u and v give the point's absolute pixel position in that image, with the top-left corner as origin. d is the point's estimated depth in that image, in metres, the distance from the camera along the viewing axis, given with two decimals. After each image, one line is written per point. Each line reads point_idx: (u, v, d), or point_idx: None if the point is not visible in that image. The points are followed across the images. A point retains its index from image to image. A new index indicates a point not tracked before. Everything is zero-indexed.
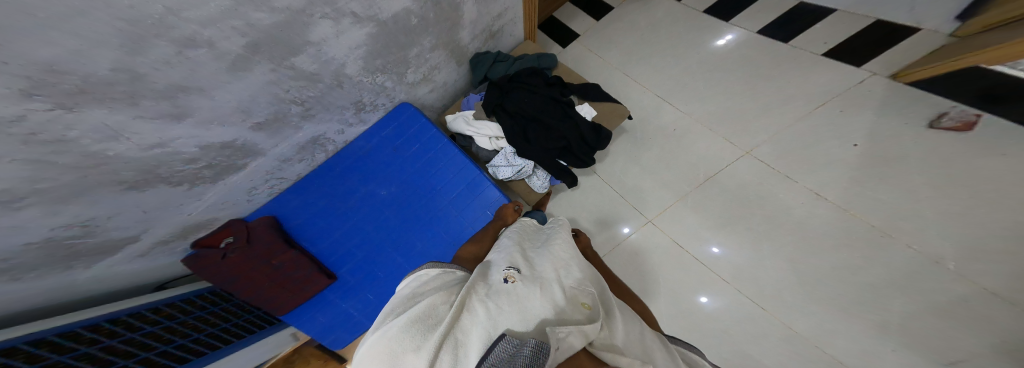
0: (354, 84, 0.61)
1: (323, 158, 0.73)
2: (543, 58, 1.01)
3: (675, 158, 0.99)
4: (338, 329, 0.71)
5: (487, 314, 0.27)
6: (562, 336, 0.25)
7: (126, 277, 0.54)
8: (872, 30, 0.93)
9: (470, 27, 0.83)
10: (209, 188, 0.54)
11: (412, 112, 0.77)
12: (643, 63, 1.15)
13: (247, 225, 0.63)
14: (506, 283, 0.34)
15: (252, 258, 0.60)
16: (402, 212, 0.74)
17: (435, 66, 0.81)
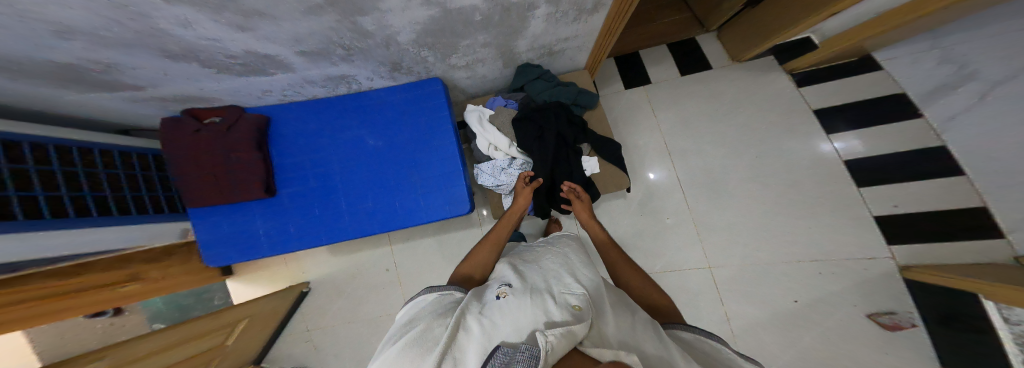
0: (397, 48, 0.67)
1: (340, 92, 0.84)
2: (582, 95, 1.01)
3: (650, 235, 1.28)
4: (236, 241, 0.80)
5: (482, 331, 0.38)
6: (553, 337, 0.32)
7: (101, 105, 0.65)
8: (932, 216, 1.11)
9: (529, 43, 0.86)
10: (228, 78, 0.63)
11: (437, 89, 0.85)
12: (690, 140, 1.37)
13: (240, 115, 0.76)
14: (498, 301, 0.45)
15: (215, 142, 0.71)
16: (366, 171, 0.83)
17: (480, 59, 0.85)
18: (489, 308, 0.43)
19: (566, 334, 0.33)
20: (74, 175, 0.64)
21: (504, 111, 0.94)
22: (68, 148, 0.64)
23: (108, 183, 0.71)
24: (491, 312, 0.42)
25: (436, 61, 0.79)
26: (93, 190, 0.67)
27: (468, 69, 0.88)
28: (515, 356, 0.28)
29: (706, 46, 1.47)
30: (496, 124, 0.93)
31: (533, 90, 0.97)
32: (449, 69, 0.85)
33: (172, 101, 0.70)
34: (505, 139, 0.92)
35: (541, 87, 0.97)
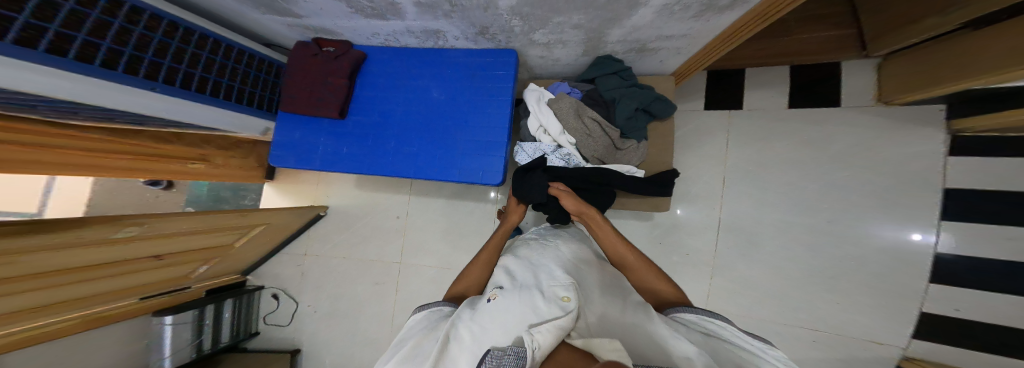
0: (494, 13, 0.66)
1: (427, 46, 0.94)
2: (658, 103, 0.87)
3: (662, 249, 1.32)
4: (296, 151, 0.94)
5: (473, 337, 0.46)
6: (537, 332, 0.41)
7: (257, 15, 0.82)
8: (992, 330, 0.96)
9: (616, 45, 0.76)
10: (358, 15, 0.75)
11: (508, 61, 0.89)
12: (749, 179, 1.26)
13: (347, 48, 0.93)
14: (489, 307, 0.54)
15: (323, 65, 0.90)
16: (422, 121, 0.94)
17: (562, 38, 0.75)
18: (479, 313, 0.53)
19: (551, 331, 0.41)
20: (211, 60, 0.83)
21: (565, 97, 0.88)
22: (220, 42, 0.85)
23: (239, 76, 0.91)
24: (480, 317, 0.51)
25: (522, 34, 0.77)
26: (220, 74, 0.85)
27: (549, 48, 0.84)
28: (500, 362, 0.37)
29: (847, 76, 1.17)
30: (553, 108, 0.89)
31: (604, 86, 0.86)
32: (529, 45, 0.85)
33: (308, 30, 0.90)
34: (559, 125, 0.88)
35: (613, 85, 0.85)
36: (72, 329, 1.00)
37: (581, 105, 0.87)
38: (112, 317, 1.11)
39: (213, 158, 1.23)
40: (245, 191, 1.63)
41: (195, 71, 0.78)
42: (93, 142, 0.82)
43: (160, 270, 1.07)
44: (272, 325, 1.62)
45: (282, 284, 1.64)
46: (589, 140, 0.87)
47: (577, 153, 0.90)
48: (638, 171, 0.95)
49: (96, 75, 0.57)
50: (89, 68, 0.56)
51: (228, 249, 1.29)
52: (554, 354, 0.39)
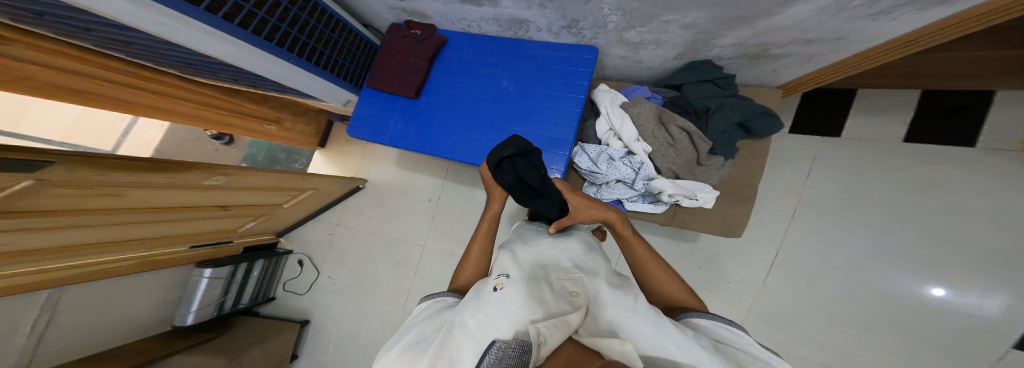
0: (595, 7, 0.64)
1: (507, 36, 0.95)
2: (759, 119, 0.77)
3: (704, 276, 1.22)
4: (367, 125, 0.99)
5: (470, 330, 0.35)
6: (543, 331, 0.29)
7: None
8: None
9: (727, 49, 0.69)
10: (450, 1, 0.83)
11: (588, 58, 0.85)
12: (835, 217, 1.10)
13: (432, 33, 0.99)
14: (494, 287, 0.42)
15: (411, 45, 0.98)
16: (488, 109, 0.94)
17: (661, 39, 0.71)
18: (479, 298, 0.41)
19: (557, 331, 0.31)
20: (321, 32, 0.91)
21: (645, 102, 0.83)
22: (334, 18, 0.95)
23: (339, 50, 0.99)
24: (478, 304, 0.39)
25: (613, 31, 0.73)
26: (326, 47, 0.93)
27: (638, 48, 0.79)
28: (500, 360, 0.27)
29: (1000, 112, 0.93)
30: (630, 112, 0.83)
31: (694, 93, 0.79)
32: (614, 43, 0.80)
33: (404, 13, 1.00)
34: (635, 131, 0.81)
35: (706, 93, 0.77)
36: (129, 270, 1.06)
37: (663, 111, 0.80)
38: (167, 262, 1.19)
39: (284, 121, 1.39)
40: (298, 155, 1.79)
41: (307, 39, 0.86)
42: (205, 95, 0.96)
43: (223, 219, 1.20)
44: (289, 291, 1.71)
45: (309, 251, 1.75)
46: (668, 150, 0.80)
47: (649, 163, 0.82)
48: (712, 191, 0.85)
49: (236, 33, 0.65)
50: (232, 27, 0.64)
51: (278, 208, 1.41)
52: (558, 351, 0.29)
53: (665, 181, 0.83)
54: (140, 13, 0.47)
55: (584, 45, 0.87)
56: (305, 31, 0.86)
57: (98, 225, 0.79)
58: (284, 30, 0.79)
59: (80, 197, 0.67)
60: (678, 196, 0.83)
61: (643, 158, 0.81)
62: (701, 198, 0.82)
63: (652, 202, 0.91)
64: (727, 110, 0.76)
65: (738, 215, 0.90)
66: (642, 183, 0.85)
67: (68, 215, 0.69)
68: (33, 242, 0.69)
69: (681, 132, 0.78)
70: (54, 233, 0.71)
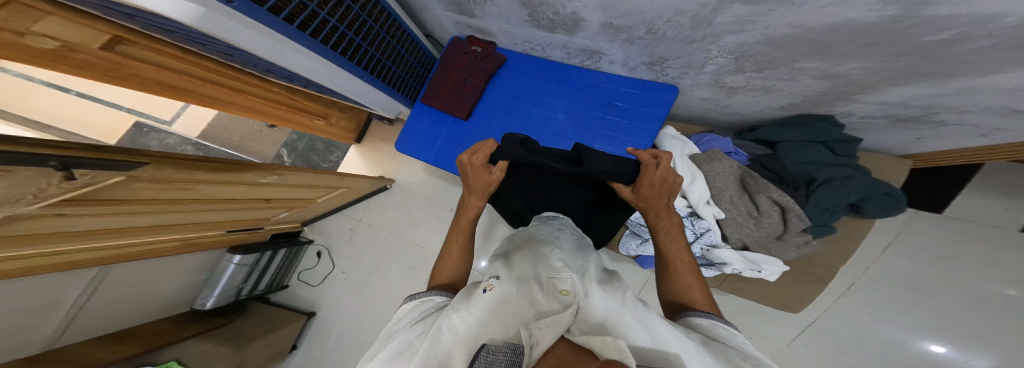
0: (702, 47, 0.55)
1: (572, 63, 0.87)
2: (880, 198, 0.60)
3: (754, 342, 1.06)
4: (414, 142, 0.95)
5: (463, 326, 0.34)
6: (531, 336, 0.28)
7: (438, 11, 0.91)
8: None
9: (868, 106, 0.56)
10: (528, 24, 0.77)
11: (663, 99, 0.75)
12: (930, 305, 0.93)
13: (491, 52, 0.95)
14: (485, 290, 0.39)
15: (469, 63, 0.94)
16: (539, 139, 0.86)
17: (774, 88, 0.60)
18: (469, 303, 0.38)
19: (540, 326, 0.29)
20: (384, 40, 0.87)
21: (726, 158, 0.68)
22: (404, 30, 0.93)
23: (396, 59, 0.95)
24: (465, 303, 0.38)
25: (710, 73, 0.63)
26: (385, 56, 0.89)
27: (734, 93, 0.68)
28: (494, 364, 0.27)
29: None
30: (704, 167, 0.69)
31: (795, 156, 0.67)
32: (704, 84, 0.69)
33: (468, 28, 0.95)
34: (707, 192, 0.67)
35: (810, 158, 0.65)
36: (168, 252, 1.05)
37: (748, 172, 0.67)
38: (207, 245, 1.17)
39: (331, 117, 1.40)
40: (335, 148, 1.75)
41: (372, 50, 0.84)
42: (274, 94, 0.99)
43: (260, 210, 1.19)
44: (302, 282, 1.68)
45: (328, 243, 1.72)
46: (747, 220, 0.67)
47: (716, 230, 0.68)
48: (781, 265, 0.72)
49: (326, 54, 0.68)
50: (318, 46, 0.65)
51: (309, 202, 1.40)
52: (547, 351, 0.26)
53: (734, 254, 0.70)
54: (241, 33, 0.50)
55: (663, 83, 0.76)
56: (379, 45, 0.86)
57: (156, 211, 0.78)
58: (364, 46, 0.80)
59: (146, 189, 0.65)
60: (741, 269, 0.72)
61: (710, 225, 0.67)
62: (766, 271, 0.71)
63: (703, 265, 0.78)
64: (837, 184, 0.62)
65: (804, 294, 0.80)
66: (700, 248, 0.73)
67: (133, 204, 0.68)
68: (92, 221, 0.67)
69: (771, 204, 0.63)
70: (116, 216, 0.70)
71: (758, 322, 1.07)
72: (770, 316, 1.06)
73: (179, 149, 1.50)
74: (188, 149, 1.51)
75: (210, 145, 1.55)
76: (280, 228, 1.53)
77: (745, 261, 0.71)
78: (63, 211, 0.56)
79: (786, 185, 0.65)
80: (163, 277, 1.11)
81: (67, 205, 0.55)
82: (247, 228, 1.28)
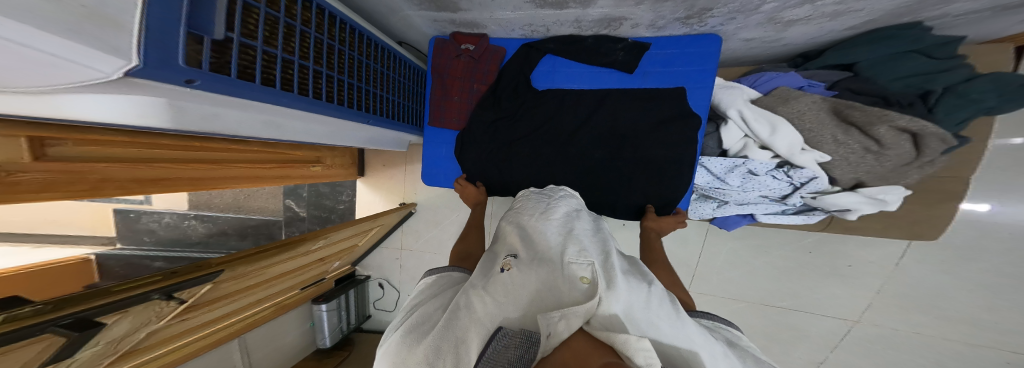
0: None
1: (587, 35, 0.78)
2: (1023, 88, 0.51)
3: (826, 260, 1.04)
4: (439, 171, 0.91)
5: (481, 310, 0.44)
6: (552, 322, 0.36)
7: (419, 18, 0.79)
8: None
9: (972, 4, 0.49)
10: (534, 10, 0.69)
11: (707, 51, 0.70)
12: None
13: (488, 46, 0.83)
14: (504, 270, 0.50)
15: (468, 67, 0.84)
16: (573, 128, 0.79)
17: (848, 10, 0.54)
18: (491, 281, 0.49)
19: (564, 322, 0.36)
20: (385, 76, 0.75)
21: (803, 94, 0.60)
22: (398, 57, 0.81)
23: (401, 90, 0.84)
24: (491, 287, 0.47)
25: (767, 12, 0.57)
26: (391, 92, 0.78)
27: (790, 26, 0.62)
28: (509, 349, 0.37)
29: None
30: (781, 111, 0.61)
31: (889, 73, 0.59)
32: (752, 26, 0.64)
33: (450, 24, 0.81)
34: (798, 138, 0.59)
35: (908, 70, 0.58)
36: (270, 316, 1.26)
37: (843, 103, 0.57)
38: (295, 302, 1.35)
39: (326, 159, 1.30)
40: (342, 186, 1.67)
41: (380, 91, 0.73)
42: (253, 154, 0.89)
43: (315, 267, 1.32)
44: (380, 310, 1.77)
45: (385, 275, 1.73)
46: (863, 157, 0.56)
47: (824, 177, 0.61)
48: (902, 189, 0.61)
49: (332, 113, 0.56)
50: (314, 104, 0.51)
51: (353, 248, 1.49)
52: (566, 341, 0.34)
53: (855, 197, 0.61)
54: (226, 114, 0.42)
55: (701, 34, 0.71)
56: (380, 85, 0.73)
57: (250, 294, 1.04)
58: (368, 91, 0.68)
59: (231, 283, 0.89)
60: (861, 209, 0.63)
61: (815, 172, 0.60)
62: (884, 202, 0.61)
63: (804, 212, 0.70)
64: (962, 90, 0.53)
65: (937, 216, 0.69)
66: (801, 197, 0.66)
67: (231, 295, 0.93)
68: (214, 312, 0.92)
69: (896, 133, 0.52)
70: (225, 305, 0.95)
71: (851, 246, 1.00)
72: (841, 239, 1.01)
73: (184, 226, 1.45)
74: (192, 223, 1.46)
75: (212, 213, 1.49)
76: (340, 272, 1.60)
77: (868, 200, 0.62)
78: (186, 317, 0.80)
79: (893, 104, 0.57)
80: (281, 328, 1.38)
81: (187, 312, 0.79)
82: (315, 282, 1.41)
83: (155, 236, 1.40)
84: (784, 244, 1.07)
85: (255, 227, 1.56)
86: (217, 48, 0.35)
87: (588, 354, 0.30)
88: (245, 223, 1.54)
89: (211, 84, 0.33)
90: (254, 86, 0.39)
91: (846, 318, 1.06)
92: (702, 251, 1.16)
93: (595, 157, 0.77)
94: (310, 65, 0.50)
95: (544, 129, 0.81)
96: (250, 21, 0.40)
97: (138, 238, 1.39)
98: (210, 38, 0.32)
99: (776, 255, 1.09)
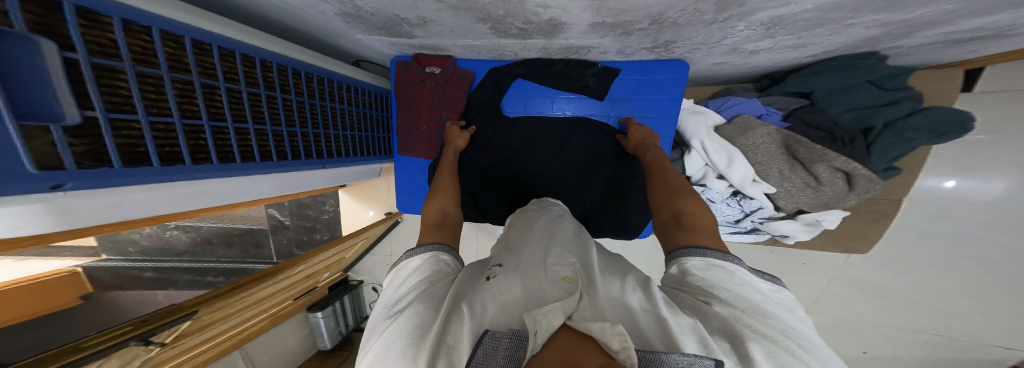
0: (725, 26, 0.48)
1: (557, 58, 0.75)
2: (950, 122, 0.51)
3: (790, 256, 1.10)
4: (415, 198, 0.91)
5: (470, 315, 0.42)
6: (536, 319, 0.37)
7: (375, 43, 0.74)
8: None
9: (926, 39, 0.49)
10: (493, 39, 0.66)
11: (674, 77, 0.69)
12: None
13: (454, 69, 0.81)
14: (489, 277, 0.49)
15: (435, 93, 0.81)
16: (543, 152, 0.79)
17: (805, 45, 0.53)
18: (478, 288, 0.48)
19: (551, 315, 0.38)
20: (342, 111, 0.73)
21: (761, 124, 0.60)
22: (352, 86, 0.76)
23: (361, 120, 0.80)
24: (478, 294, 0.46)
25: (730, 45, 0.55)
26: (349, 127, 0.76)
27: (753, 54, 0.59)
28: (499, 350, 0.35)
29: None
30: (739, 142, 0.61)
31: (840, 104, 0.58)
32: (719, 53, 0.60)
33: (411, 47, 0.76)
34: (750, 171, 0.60)
35: (859, 102, 0.57)
36: (265, 327, 1.23)
37: (792, 137, 0.57)
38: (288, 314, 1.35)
39: None
40: (324, 197, 1.64)
41: (332, 130, 0.69)
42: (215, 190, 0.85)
43: (304, 280, 1.32)
44: None
45: (377, 281, 1.75)
46: (803, 190, 0.58)
47: (769, 207, 0.65)
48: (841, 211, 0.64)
49: (273, 170, 0.54)
50: (238, 168, 0.47)
51: (340, 260, 1.50)
52: (554, 339, 0.36)
53: (793, 224, 0.65)
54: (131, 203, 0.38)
55: (669, 59, 0.69)
56: (331, 124, 0.69)
57: (242, 310, 1.04)
58: (314, 136, 0.64)
59: (217, 313, 0.92)
60: (801, 234, 0.67)
61: (763, 203, 0.63)
62: (818, 227, 0.66)
63: (754, 231, 0.74)
64: (900, 127, 0.54)
65: (870, 234, 0.75)
66: (752, 222, 0.70)
67: (220, 321, 0.95)
68: (215, 328, 0.95)
69: (832, 172, 0.54)
70: (215, 324, 0.94)
71: None
72: None
73: (166, 236, 1.42)
74: (175, 233, 1.43)
75: (194, 223, 1.47)
76: (333, 279, 1.60)
77: (806, 227, 0.66)
78: (181, 344, 0.83)
79: (836, 139, 0.56)
80: (282, 335, 1.39)
81: (179, 340, 0.81)
82: (307, 291, 1.41)
83: (140, 248, 1.36)
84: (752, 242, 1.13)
85: (241, 235, 1.55)
86: (79, 134, 0.31)
87: (573, 349, 0.33)
88: (230, 232, 1.53)
89: (85, 183, 0.31)
90: (149, 170, 0.36)
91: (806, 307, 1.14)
92: None
93: (563, 184, 0.78)
94: (225, 125, 0.45)
95: (512, 157, 0.80)
96: (122, 85, 0.34)
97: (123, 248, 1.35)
98: (61, 124, 0.28)
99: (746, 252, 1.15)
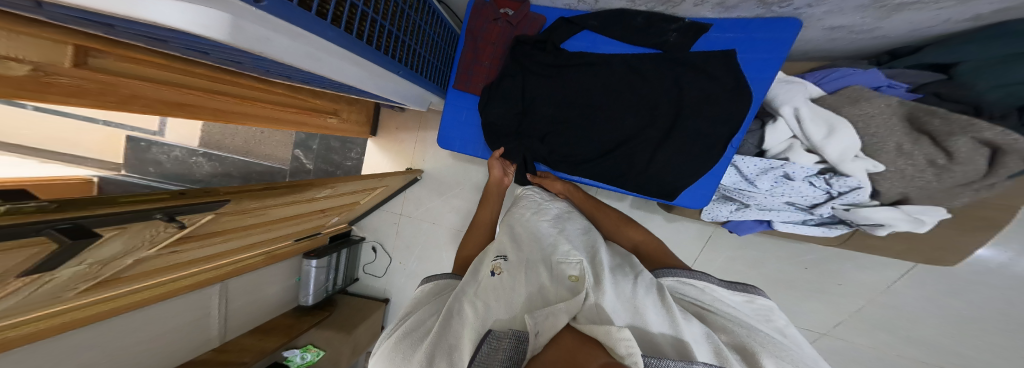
0: None
1: (641, 9, 0.72)
2: None
3: (828, 282, 1.03)
4: (456, 139, 0.92)
5: (474, 316, 0.42)
6: (537, 322, 0.34)
7: None
8: None
9: None
10: None
11: (776, 37, 0.65)
12: None
13: (527, 13, 0.80)
14: (496, 274, 0.49)
15: (505, 33, 0.82)
16: (604, 108, 0.75)
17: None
18: (481, 284, 0.50)
19: (553, 317, 0.35)
20: (421, 29, 0.74)
21: (877, 95, 0.58)
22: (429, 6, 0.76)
23: (430, 45, 0.81)
24: (484, 293, 0.47)
25: None
26: (422, 45, 0.77)
27: (898, 11, 0.55)
28: (499, 350, 0.33)
29: None
30: (847, 112, 0.60)
31: (990, 78, 0.53)
32: (848, 9, 0.57)
33: None
34: (855, 144, 0.56)
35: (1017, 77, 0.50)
36: (258, 265, 1.15)
37: (922, 108, 0.54)
38: (286, 254, 1.28)
39: (343, 113, 1.25)
40: (352, 144, 1.63)
41: (411, 42, 0.71)
42: (271, 94, 0.83)
43: (315, 218, 1.24)
44: (369, 274, 1.76)
45: (380, 238, 1.73)
46: (924, 171, 0.55)
47: (867, 188, 0.59)
48: (941, 211, 0.62)
49: (369, 56, 0.54)
50: (351, 43, 0.48)
51: (353, 205, 1.44)
52: (558, 338, 0.33)
53: (891, 213, 0.61)
54: (275, 40, 0.34)
55: (770, 19, 0.66)
56: (411, 37, 0.71)
57: (247, 236, 0.92)
58: (402, 42, 0.67)
59: (230, 218, 0.76)
60: (896, 227, 0.65)
61: (861, 181, 0.58)
62: (918, 224, 0.63)
63: (826, 225, 0.73)
64: None
65: (965, 243, 0.69)
66: (831, 208, 0.67)
67: (229, 235, 0.83)
68: (205, 249, 0.79)
69: (975, 146, 0.49)
70: (222, 242, 0.83)
71: (849, 267, 0.99)
72: (848, 262, 0.99)
73: (190, 162, 1.45)
74: (200, 160, 1.46)
75: (218, 153, 1.48)
76: (335, 229, 1.55)
77: (906, 219, 0.63)
78: (178, 249, 0.67)
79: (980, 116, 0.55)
80: (264, 281, 1.26)
81: (181, 242, 0.67)
82: (309, 235, 1.33)
83: (161, 169, 1.42)
84: (790, 259, 1.06)
85: (259, 173, 1.53)
86: None
87: (573, 350, 0.31)
88: (250, 167, 1.52)
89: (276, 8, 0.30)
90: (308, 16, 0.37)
91: (844, 336, 1.06)
92: (700, 255, 1.15)
93: (612, 144, 0.77)
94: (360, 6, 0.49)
95: (568, 107, 0.78)
96: None
97: (143, 168, 1.40)
98: None
99: (778, 271, 1.08)
